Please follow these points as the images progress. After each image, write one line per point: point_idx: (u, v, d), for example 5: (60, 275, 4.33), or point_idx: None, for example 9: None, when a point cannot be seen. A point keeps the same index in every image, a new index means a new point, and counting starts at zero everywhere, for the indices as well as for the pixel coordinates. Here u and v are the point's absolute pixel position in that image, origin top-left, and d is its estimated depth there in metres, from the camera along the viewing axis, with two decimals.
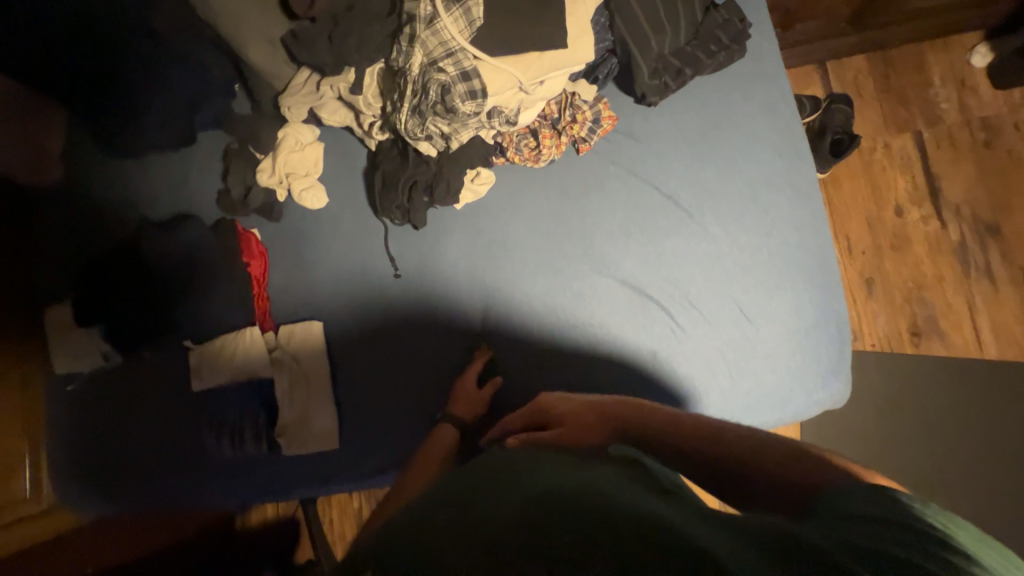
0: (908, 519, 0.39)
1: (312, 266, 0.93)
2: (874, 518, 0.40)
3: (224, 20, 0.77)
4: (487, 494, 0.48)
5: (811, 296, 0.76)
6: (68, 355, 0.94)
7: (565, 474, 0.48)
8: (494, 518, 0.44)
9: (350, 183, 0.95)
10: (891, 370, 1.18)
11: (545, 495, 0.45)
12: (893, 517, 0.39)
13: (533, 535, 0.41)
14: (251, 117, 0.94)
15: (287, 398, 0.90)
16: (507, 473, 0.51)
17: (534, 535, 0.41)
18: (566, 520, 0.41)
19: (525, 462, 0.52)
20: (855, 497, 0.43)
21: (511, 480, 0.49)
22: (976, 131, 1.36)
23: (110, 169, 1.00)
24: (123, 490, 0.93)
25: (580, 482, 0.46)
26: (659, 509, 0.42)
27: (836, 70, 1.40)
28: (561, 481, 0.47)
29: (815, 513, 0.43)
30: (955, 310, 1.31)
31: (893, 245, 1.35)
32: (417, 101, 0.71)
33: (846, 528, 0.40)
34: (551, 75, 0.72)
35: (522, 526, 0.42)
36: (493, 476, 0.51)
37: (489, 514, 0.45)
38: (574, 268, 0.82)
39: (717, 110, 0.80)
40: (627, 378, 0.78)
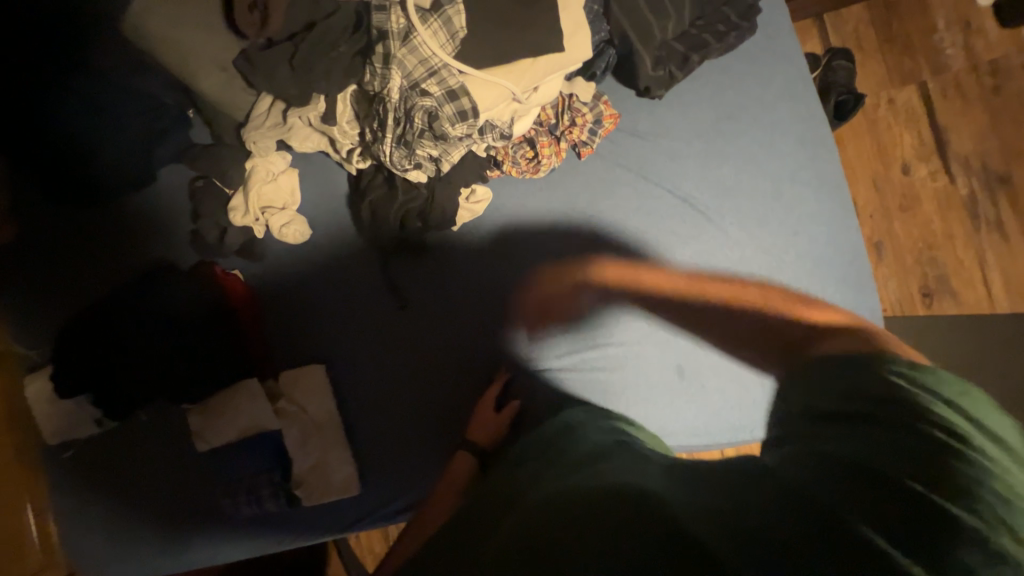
0: (868, 401, 0.38)
1: (305, 308, 0.87)
2: (834, 415, 0.38)
3: (166, 48, 0.67)
4: (481, 521, 0.47)
5: (846, 297, 0.70)
6: (56, 427, 0.88)
7: (557, 481, 0.45)
8: (483, 552, 0.40)
9: (333, 212, 0.87)
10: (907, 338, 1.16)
11: (531, 501, 0.43)
12: (849, 403, 0.38)
13: (518, 544, 0.37)
14: (213, 148, 0.84)
15: (299, 448, 0.86)
16: (503, 491, 0.50)
17: (520, 545, 0.37)
18: (555, 520, 0.38)
19: (525, 473, 0.52)
20: (834, 381, 0.41)
21: (506, 507, 0.46)
22: (984, 76, 1.29)
23: (66, 219, 0.90)
24: (135, 562, 0.89)
25: (568, 485, 0.43)
26: (645, 484, 0.39)
27: (834, 22, 1.31)
28: (546, 483, 0.46)
29: (792, 414, 0.41)
30: (966, 267, 1.29)
31: (902, 205, 1.31)
32: (402, 131, 0.63)
33: (812, 434, 0.38)
34: (547, 78, 0.64)
35: (510, 542, 0.38)
36: (489, 500, 0.50)
37: (481, 550, 0.41)
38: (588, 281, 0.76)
39: (730, 98, 0.73)
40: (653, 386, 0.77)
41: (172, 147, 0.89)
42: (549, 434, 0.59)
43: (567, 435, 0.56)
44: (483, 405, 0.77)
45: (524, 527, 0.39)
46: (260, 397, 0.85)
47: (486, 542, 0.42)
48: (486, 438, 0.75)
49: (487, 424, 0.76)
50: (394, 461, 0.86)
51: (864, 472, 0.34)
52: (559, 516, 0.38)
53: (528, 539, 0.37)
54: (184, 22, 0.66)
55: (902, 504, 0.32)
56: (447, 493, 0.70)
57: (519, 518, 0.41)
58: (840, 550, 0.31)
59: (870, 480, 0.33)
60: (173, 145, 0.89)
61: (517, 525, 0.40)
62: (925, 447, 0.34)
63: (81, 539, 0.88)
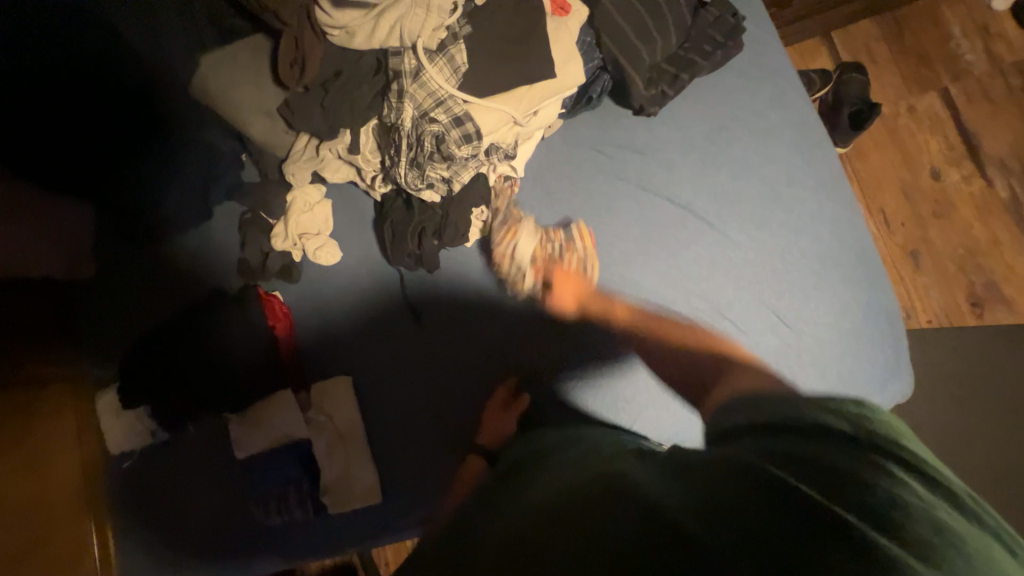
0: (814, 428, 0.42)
1: (335, 324, 0.95)
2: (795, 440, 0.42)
3: (224, 102, 0.80)
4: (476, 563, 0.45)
5: (856, 294, 0.70)
6: (118, 439, 0.97)
7: (553, 487, 0.50)
8: (486, 552, 0.45)
9: (361, 236, 0.97)
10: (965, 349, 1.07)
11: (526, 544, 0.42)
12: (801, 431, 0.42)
13: (522, 549, 0.41)
14: (260, 186, 0.96)
15: (326, 458, 0.91)
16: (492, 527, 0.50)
17: (522, 549, 0.41)
18: (556, 531, 0.41)
19: (512, 505, 0.52)
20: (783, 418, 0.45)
21: (508, 510, 0.51)
22: (1010, 78, 1.26)
23: (136, 254, 1.04)
24: (178, 570, 0.94)
25: (565, 490, 0.47)
26: (639, 487, 0.42)
27: (843, 38, 1.33)
28: (535, 516, 0.45)
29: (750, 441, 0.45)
30: (1017, 272, 1.21)
31: (936, 211, 1.26)
32: (414, 154, 0.71)
33: (762, 444, 0.43)
34: (545, 103, 0.71)
35: (512, 543, 0.43)
36: (480, 544, 0.49)
37: (484, 550, 0.46)
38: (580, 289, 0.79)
39: (722, 111, 0.77)
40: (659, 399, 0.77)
41: (227, 188, 1.02)
42: (536, 461, 0.61)
43: (552, 462, 0.58)
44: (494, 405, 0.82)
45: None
46: (294, 407, 0.92)
47: (489, 539, 0.47)
48: (496, 435, 0.79)
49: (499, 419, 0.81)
50: (416, 471, 0.89)
51: (822, 474, 0.37)
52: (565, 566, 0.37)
53: (527, 540, 0.42)
54: (238, 80, 0.79)
55: (867, 494, 0.35)
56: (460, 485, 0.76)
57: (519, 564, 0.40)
58: (811, 518, 0.34)
59: (821, 472, 0.38)
60: (227, 186, 1.02)
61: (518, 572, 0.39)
62: (811, 423, 0.43)
63: (132, 547, 0.95)
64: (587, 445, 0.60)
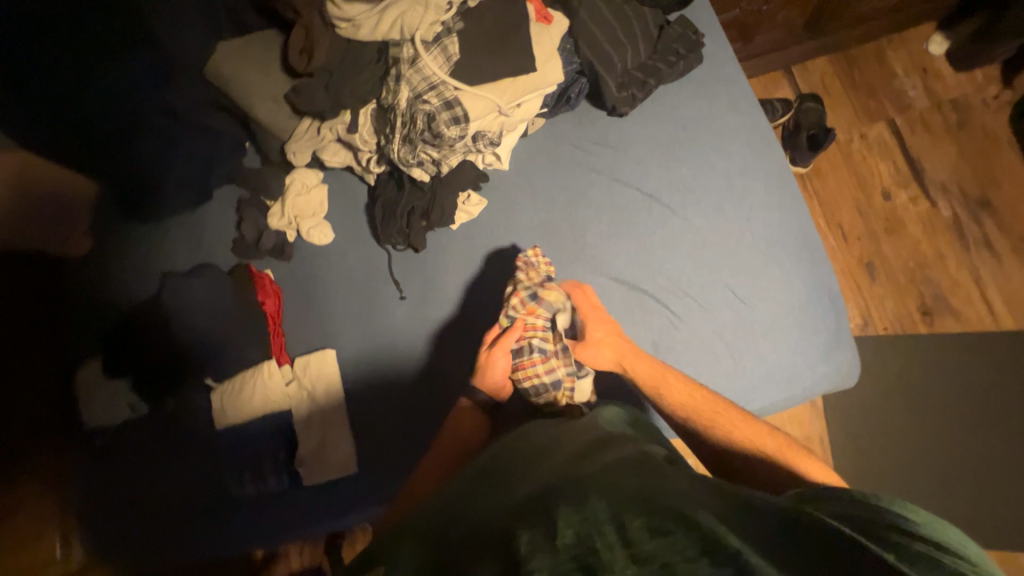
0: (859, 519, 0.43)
1: (323, 300, 0.99)
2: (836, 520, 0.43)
3: (235, 86, 0.87)
4: (483, 515, 0.48)
5: (801, 273, 0.78)
6: (98, 409, 0.99)
7: (554, 476, 0.51)
8: (482, 525, 0.46)
9: (353, 218, 1.00)
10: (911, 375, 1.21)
11: (548, 503, 0.45)
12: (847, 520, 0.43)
13: (527, 520, 0.44)
14: (260, 169, 1.02)
15: (304, 429, 0.93)
16: (499, 485, 0.54)
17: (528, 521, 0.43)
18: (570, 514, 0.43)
19: (508, 482, 0.54)
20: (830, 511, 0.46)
21: (506, 491, 0.52)
22: (948, 113, 1.41)
23: (136, 233, 1.09)
24: (147, 540, 0.95)
25: (572, 483, 0.48)
26: (654, 494, 0.44)
27: (802, 73, 1.48)
28: (555, 484, 0.49)
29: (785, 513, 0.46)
30: (962, 285, 1.31)
31: (888, 228, 1.37)
32: (407, 131, 0.79)
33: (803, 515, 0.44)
34: (527, 96, 0.80)
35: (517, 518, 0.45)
36: (467, 518, 0.49)
37: (477, 521, 0.47)
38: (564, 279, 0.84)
39: (685, 113, 0.86)
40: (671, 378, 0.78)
41: (228, 170, 1.07)
42: (544, 428, 0.67)
43: (560, 433, 0.64)
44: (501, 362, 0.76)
45: (558, 530, 0.40)
46: (276, 378, 0.94)
47: (483, 511, 0.49)
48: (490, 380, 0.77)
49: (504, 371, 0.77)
50: (392, 444, 0.91)
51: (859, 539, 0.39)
52: (593, 525, 0.40)
53: (536, 519, 0.43)
54: (249, 66, 0.87)
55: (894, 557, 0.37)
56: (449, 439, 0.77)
57: (540, 517, 0.43)
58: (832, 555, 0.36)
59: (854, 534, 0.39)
60: (229, 169, 1.07)
61: (538, 522, 0.42)
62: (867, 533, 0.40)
63: (108, 514, 0.97)
64: (587, 419, 0.67)
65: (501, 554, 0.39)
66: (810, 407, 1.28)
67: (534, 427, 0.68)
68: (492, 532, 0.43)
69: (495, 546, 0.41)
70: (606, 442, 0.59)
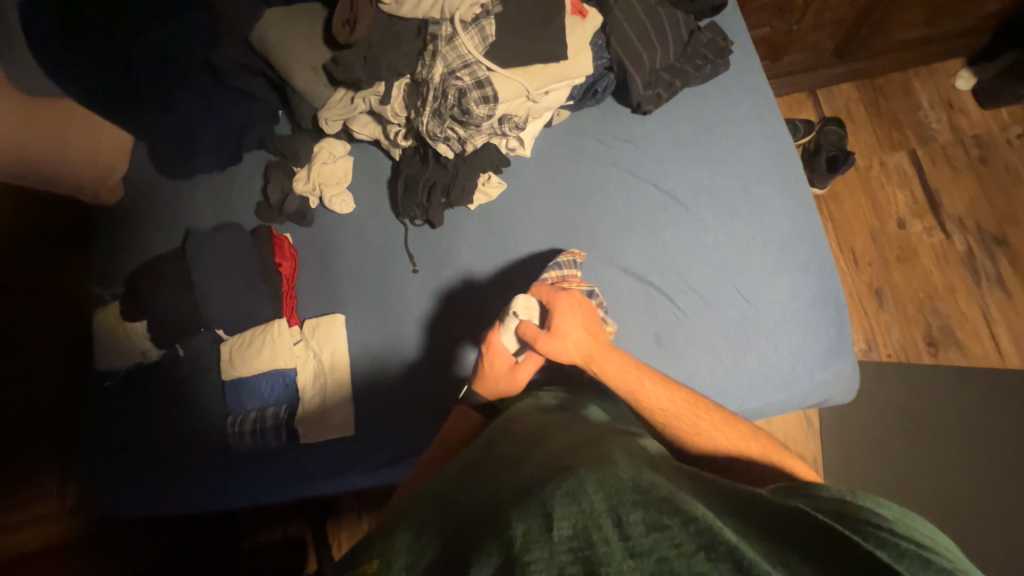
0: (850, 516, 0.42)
1: (338, 267, 1.02)
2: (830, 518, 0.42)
3: (277, 51, 0.91)
4: (479, 510, 0.46)
5: (807, 279, 0.79)
6: (110, 351, 1.02)
7: (542, 465, 0.50)
8: (473, 520, 0.45)
9: (375, 191, 1.04)
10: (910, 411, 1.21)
11: (539, 491, 0.43)
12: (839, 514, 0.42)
13: (518, 509, 0.42)
14: (291, 135, 1.05)
15: (308, 388, 0.95)
16: (495, 478, 0.52)
17: (519, 509, 0.42)
18: (557, 498, 0.41)
19: (496, 475, 0.53)
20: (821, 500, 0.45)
21: (498, 481, 0.51)
22: (970, 148, 1.41)
23: (167, 188, 1.14)
24: (140, 484, 0.98)
25: (559, 468, 0.47)
26: (644, 478, 0.42)
27: (827, 96, 1.49)
28: (547, 471, 0.47)
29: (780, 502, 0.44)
30: (970, 319, 1.31)
31: (900, 256, 1.37)
32: (437, 106, 0.82)
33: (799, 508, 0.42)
34: (555, 85, 0.83)
35: (507, 509, 0.43)
36: (464, 510, 0.48)
37: (469, 516, 0.46)
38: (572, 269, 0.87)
39: (706, 117, 0.89)
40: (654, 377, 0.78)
41: (260, 135, 1.10)
42: (539, 419, 0.66)
43: (554, 424, 0.63)
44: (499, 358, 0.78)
45: (554, 522, 0.39)
46: (284, 336, 0.96)
47: (476, 507, 0.48)
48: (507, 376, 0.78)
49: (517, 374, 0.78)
50: (389, 413, 0.93)
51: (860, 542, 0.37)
52: (588, 517, 0.38)
53: (526, 505, 0.42)
54: (293, 34, 0.91)
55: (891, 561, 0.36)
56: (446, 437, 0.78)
57: (533, 506, 0.41)
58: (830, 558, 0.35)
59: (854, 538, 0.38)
60: (261, 133, 1.10)
61: (532, 513, 0.41)
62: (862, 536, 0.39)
63: (111, 454, 1.00)
64: (579, 414, 0.67)
65: (497, 551, 0.38)
66: (806, 427, 1.28)
67: (530, 418, 0.67)
68: (483, 528, 0.42)
69: (491, 539, 0.40)
70: (600, 432, 0.57)
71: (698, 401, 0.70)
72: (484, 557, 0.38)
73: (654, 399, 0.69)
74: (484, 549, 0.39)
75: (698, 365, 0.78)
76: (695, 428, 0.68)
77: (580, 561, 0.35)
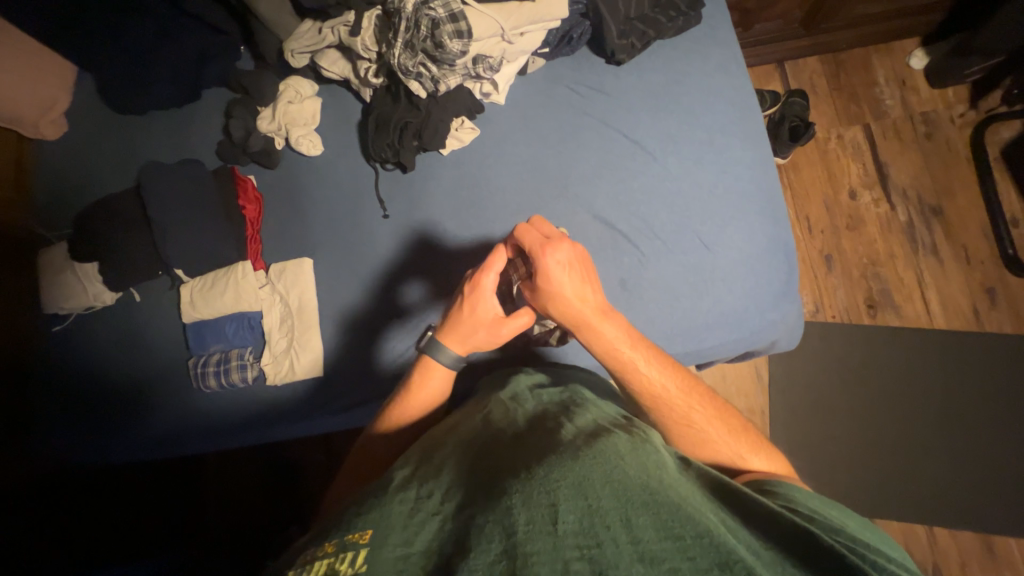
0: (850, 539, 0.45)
1: (305, 212, 0.99)
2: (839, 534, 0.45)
3: None
4: (475, 481, 0.47)
5: (762, 226, 0.84)
6: (56, 291, 0.96)
7: (550, 444, 0.48)
8: (475, 493, 0.45)
9: (344, 133, 1.01)
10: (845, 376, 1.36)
11: (543, 475, 0.43)
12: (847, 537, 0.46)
13: (528, 490, 0.42)
14: (254, 71, 1.00)
15: (276, 331, 0.95)
16: (488, 450, 0.52)
17: (530, 492, 0.42)
18: (574, 493, 0.41)
19: (500, 451, 0.51)
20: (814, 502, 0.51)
21: (504, 457, 0.49)
22: (918, 125, 1.50)
23: (116, 123, 1.07)
24: (100, 428, 0.95)
25: (574, 452, 0.46)
26: (664, 483, 0.43)
27: (793, 69, 1.54)
28: (549, 454, 0.46)
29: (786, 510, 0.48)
30: (906, 284, 1.42)
31: (849, 224, 1.46)
32: (410, 37, 0.80)
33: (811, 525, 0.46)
34: (530, 26, 0.83)
35: (513, 491, 0.42)
36: (461, 478, 0.48)
37: (472, 487, 0.46)
38: (541, 211, 0.89)
39: (677, 70, 0.91)
40: (664, 333, 0.83)
41: (219, 71, 1.04)
42: (545, 400, 0.62)
43: (551, 406, 0.60)
44: (456, 307, 0.73)
45: (559, 514, 0.39)
46: (249, 279, 0.95)
47: (478, 478, 0.47)
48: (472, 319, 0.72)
49: (473, 330, 0.72)
50: (356, 356, 0.93)
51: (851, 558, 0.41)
52: (595, 514, 0.39)
53: (538, 489, 0.42)
54: None
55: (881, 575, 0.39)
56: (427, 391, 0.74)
57: (538, 494, 0.41)
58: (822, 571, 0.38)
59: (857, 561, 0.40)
60: (220, 69, 1.04)
61: (536, 502, 0.40)
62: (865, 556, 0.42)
63: (63, 400, 0.97)
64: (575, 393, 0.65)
65: (497, 535, 0.39)
66: (756, 381, 1.36)
67: (525, 398, 0.64)
68: (487, 504, 0.42)
69: (490, 521, 0.40)
70: (604, 419, 0.56)
71: (693, 390, 0.67)
72: (486, 543, 0.38)
73: (651, 381, 0.67)
74: (481, 526, 0.40)
75: (661, 307, 0.83)
76: (686, 419, 0.66)
77: (586, 559, 0.37)
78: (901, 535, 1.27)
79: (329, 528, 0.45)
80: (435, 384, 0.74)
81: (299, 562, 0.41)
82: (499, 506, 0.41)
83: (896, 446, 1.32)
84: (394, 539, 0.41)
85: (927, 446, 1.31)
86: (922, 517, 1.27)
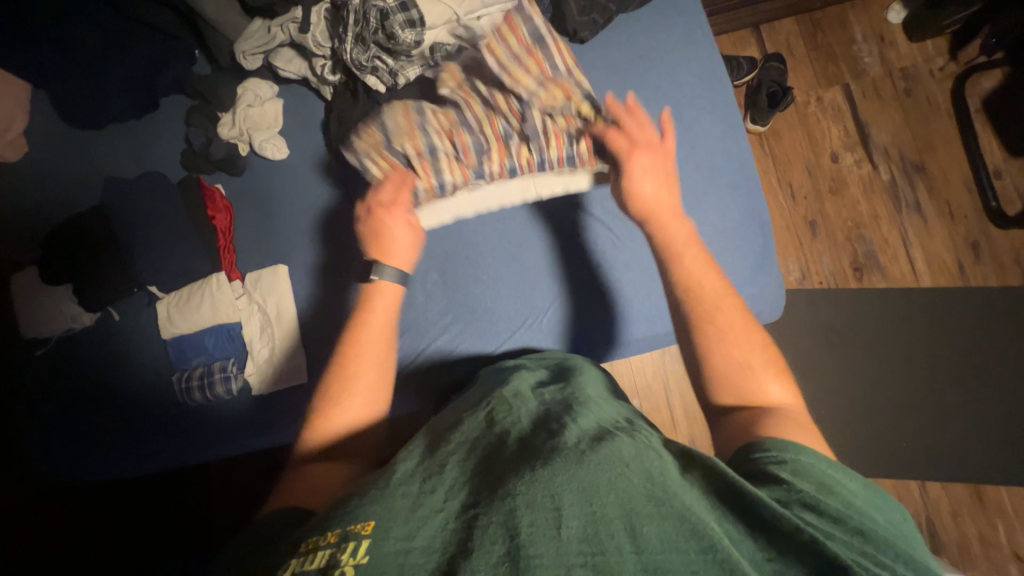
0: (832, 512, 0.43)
1: (276, 217, 0.98)
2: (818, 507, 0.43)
3: None
4: (478, 477, 0.46)
5: (733, 199, 0.84)
6: (34, 315, 0.95)
7: (557, 441, 0.48)
8: (479, 489, 0.44)
9: (308, 133, 0.98)
10: (833, 340, 1.37)
11: (548, 477, 0.43)
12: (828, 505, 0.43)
13: (534, 493, 0.42)
14: (211, 76, 0.97)
15: (257, 339, 0.94)
16: (491, 445, 0.51)
17: (535, 496, 0.41)
18: (580, 500, 0.41)
19: (505, 445, 0.50)
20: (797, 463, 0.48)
21: (507, 451, 0.49)
22: (897, 81, 1.47)
23: (75, 140, 1.04)
24: (93, 446, 0.96)
25: (583, 456, 0.45)
26: (672, 485, 0.43)
27: (769, 32, 1.51)
28: (553, 454, 0.46)
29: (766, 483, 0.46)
30: (891, 244, 1.41)
31: (832, 188, 1.45)
32: (361, 31, 0.81)
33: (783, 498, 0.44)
34: (486, 10, 0.83)
35: (519, 494, 0.42)
36: (465, 472, 0.47)
37: (478, 481, 0.46)
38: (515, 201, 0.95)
39: (644, 43, 0.90)
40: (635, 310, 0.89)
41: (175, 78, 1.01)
42: (546, 394, 0.61)
43: (554, 403, 0.58)
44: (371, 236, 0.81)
45: (564, 519, 0.40)
46: (225, 292, 0.94)
47: (483, 472, 0.47)
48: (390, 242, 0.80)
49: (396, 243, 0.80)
50: None
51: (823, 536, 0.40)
52: (600, 520, 0.40)
53: (544, 493, 0.41)
54: None
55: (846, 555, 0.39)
56: (384, 316, 0.77)
57: (542, 497, 0.41)
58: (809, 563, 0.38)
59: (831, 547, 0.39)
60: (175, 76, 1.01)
61: (540, 508, 0.40)
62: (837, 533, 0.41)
63: (53, 423, 0.97)
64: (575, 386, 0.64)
65: (500, 537, 0.39)
66: None
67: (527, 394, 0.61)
68: (492, 504, 0.42)
69: (494, 522, 0.41)
70: (608, 417, 0.54)
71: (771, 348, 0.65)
72: (489, 545, 0.39)
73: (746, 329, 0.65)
74: (483, 528, 0.40)
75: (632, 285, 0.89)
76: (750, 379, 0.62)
77: (590, 565, 0.37)
78: (895, 491, 1.29)
79: (327, 517, 0.46)
80: (372, 345, 0.73)
81: (299, 551, 0.42)
82: (503, 508, 0.41)
83: (887, 407, 1.33)
84: (395, 530, 0.41)
85: (918, 403, 1.33)
86: (914, 472, 1.29)
